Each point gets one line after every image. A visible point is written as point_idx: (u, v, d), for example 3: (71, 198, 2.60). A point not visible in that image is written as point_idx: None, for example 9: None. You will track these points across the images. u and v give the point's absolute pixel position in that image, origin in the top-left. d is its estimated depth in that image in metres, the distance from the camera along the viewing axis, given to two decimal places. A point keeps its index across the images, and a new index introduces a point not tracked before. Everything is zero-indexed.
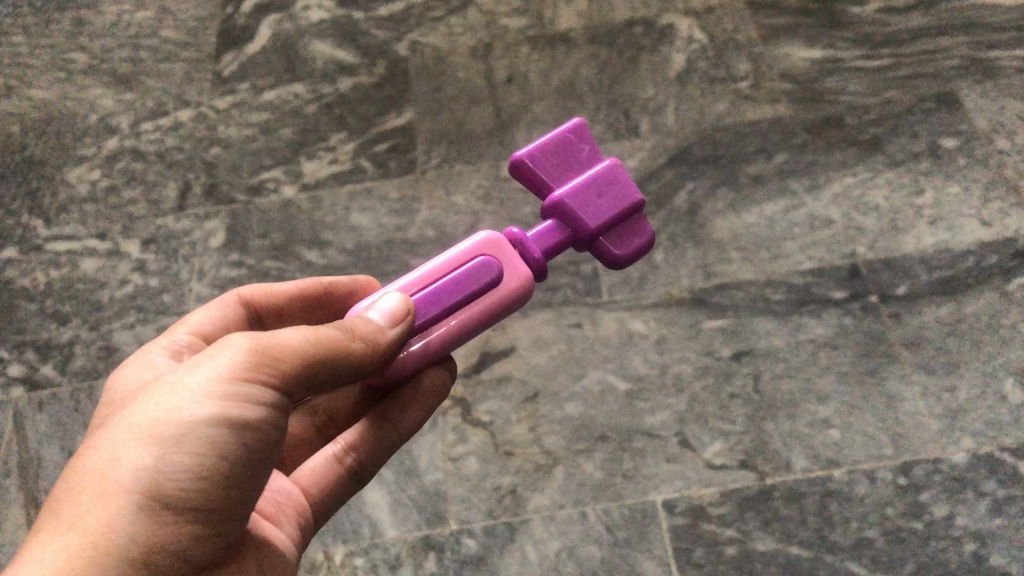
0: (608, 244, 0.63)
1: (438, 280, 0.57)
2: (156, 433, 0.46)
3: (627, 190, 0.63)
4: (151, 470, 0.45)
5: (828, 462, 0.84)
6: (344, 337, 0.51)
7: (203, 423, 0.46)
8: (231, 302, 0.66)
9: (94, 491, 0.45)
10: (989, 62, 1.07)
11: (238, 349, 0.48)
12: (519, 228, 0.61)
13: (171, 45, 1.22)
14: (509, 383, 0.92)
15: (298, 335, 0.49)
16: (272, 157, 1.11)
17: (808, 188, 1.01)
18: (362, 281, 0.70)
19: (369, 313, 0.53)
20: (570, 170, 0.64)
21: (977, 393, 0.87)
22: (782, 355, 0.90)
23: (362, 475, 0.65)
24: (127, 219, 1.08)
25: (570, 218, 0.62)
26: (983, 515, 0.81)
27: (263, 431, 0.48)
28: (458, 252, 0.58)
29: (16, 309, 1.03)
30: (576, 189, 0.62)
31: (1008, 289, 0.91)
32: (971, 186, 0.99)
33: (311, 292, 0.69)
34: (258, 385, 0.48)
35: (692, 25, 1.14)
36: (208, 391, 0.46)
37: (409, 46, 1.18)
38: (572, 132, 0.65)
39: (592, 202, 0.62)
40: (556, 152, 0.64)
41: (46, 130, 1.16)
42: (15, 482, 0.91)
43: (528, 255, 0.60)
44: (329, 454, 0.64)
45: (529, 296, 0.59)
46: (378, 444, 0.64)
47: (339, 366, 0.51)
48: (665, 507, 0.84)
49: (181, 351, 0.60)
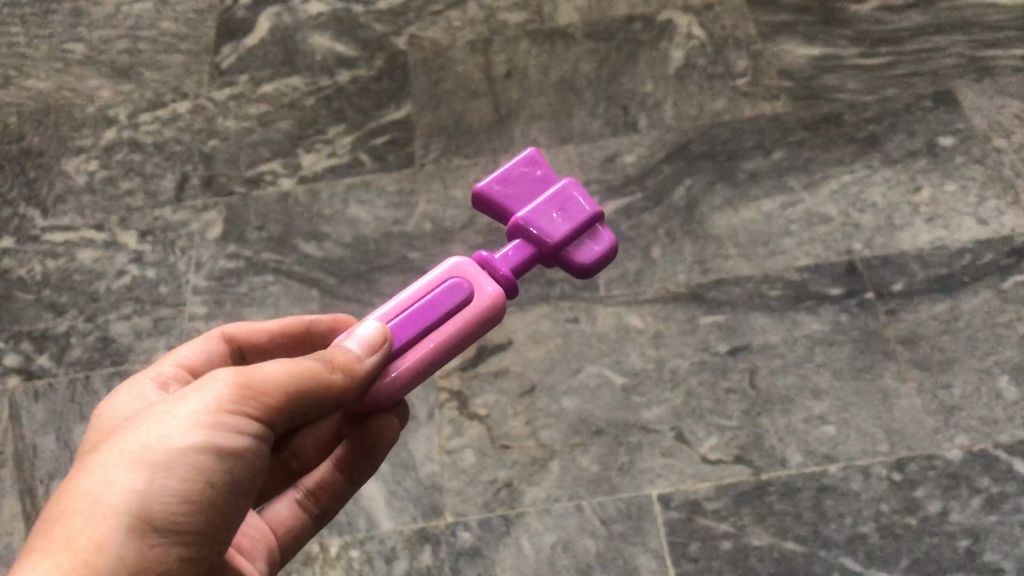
0: (572, 254, 0.64)
1: (412, 307, 0.56)
2: (147, 458, 0.46)
3: (584, 203, 0.64)
4: (141, 494, 0.45)
5: (823, 458, 0.85)
6: (322, 369, 0.52)
7: (192, 450, 0.47)
8: (215, 337, 0.66)
9: (85, 513, 0.45)
10: (986, 62, 1.08)
11: (224, 381, 0.49)
12: (486, 252, 0.61)
13: (170, 36, 1.22)
14: (506, 376, 0.92)
15: (280, 368, 0.50)
16: (271, 150, 1.11)
17: (806, 184, 1.01)
18: (341, 319, 0.70)
19: (346, 342, 0.53)
20: (529, 194, 0.66)
21: (972, 390, 0.87)
22: (779, 350, 0.91)
23: (324, 518, 0.67)
24: (125, 210, 1.08)
25: (532, 235, 0.63)
26: (977, 512, 0.82)
27: (247, 461, 0.49)
28: (430, 277, 0.58)
29: (12, 299, 1.02)
30: (534, 208, 0.64)
31: (1003, 287, 0.92)
32: (969, 184, 0.99)
33: (292, 330, 0.68)
34: (243, 415, 0.49)
35: (691, 22, 1.15)
36: (197, 420, 0.47)
37: (408, 40, 1.18)
38: (526, 161, 0.67)
39: (552, 217, 0.63)
40: (512, 180, 0.66)
41: (44, 121, 1.16)
42: (10, 471, 0.91)
43: (495, 272, 0.60)
44: (294, 498, 0.66)
45: (503, 313, 0.58)
46: (339, 490, 0.66)
47: (320, 399, 0.51)
48: (661, 501, 0.84)
49: (167, 383, 0.61)
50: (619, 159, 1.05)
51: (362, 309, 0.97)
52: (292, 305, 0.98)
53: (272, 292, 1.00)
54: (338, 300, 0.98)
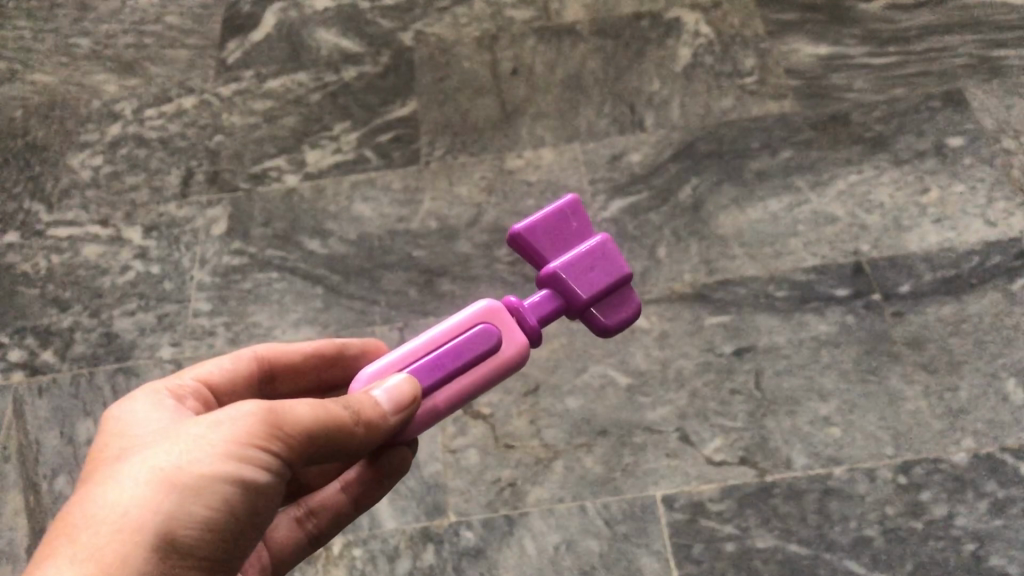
0: (598, 314, 0.62)
1: (439, 348, 0.55)
2: (174, 480, 0.45)
3: (617, 264, 0.62)
4: (167, 514, 0.44)
5: (828, 460, 0.84)
6: (348, 418, 0.50)
7: (220, 479, 0.46)
8: (246, 357, 0.65)
9: (110, 526, 0.44)
10: (996, 62, 1.07)
11: (254, 414, 0.48)
12: (516, 297, 0.59)
13: (176, 31, 1.22)
14: (511, 376, 0.91)
15: (309, 409, 0.49)
16: (276, 145, 1.10)
17: (813, 185, 1.00)
18: (372, 343, 0.71)
19: (374, 390, 0.52)
20: (565, 244, 0.62)
21: (979, 393, 0.86)
22: (784, 352, 0.90)
23: (318, 540, 0.65)
24: (130, 205, 1.07)
25: (563, 289, 0.60)
26: (983, 516, 0.81)
27: (266, 496, 0.48)
28: (457, 320, 0.56)
29: (17, 294, 1.02)
30: (570, 261, 0.61)
31: (1011, 289, 0.91)
32: (977, 185, 0.98)
33: (323, 351, 0.68)
34: (269, 452, 0.47)
35: (699, 20, 1.14)
36: (226, 450, 0.46)
37: (413, 36, 1.18)
38: (566, 208, 0.63)
39: (585, 275, 0.61)
40: (550, 226, 0.62)
41: (49, 115, 1.16)
42: (15, 466, 0.91)
43: (524, 323, 0.58)
44: (292, 515, 0.65)
45: (524, 363, 0.58)
46: (341, 512, 0.65)
47: (339, 447, 0.50)
48: (664, 502, 0.84)
49: (183, 395, 0.59)
50: (625, 158, 1.04)
51: (367, 306, 0.97)
52: (296, 303, 0.98)
53: (276, 289, 0.99)
54: (342, 297, 0.98)
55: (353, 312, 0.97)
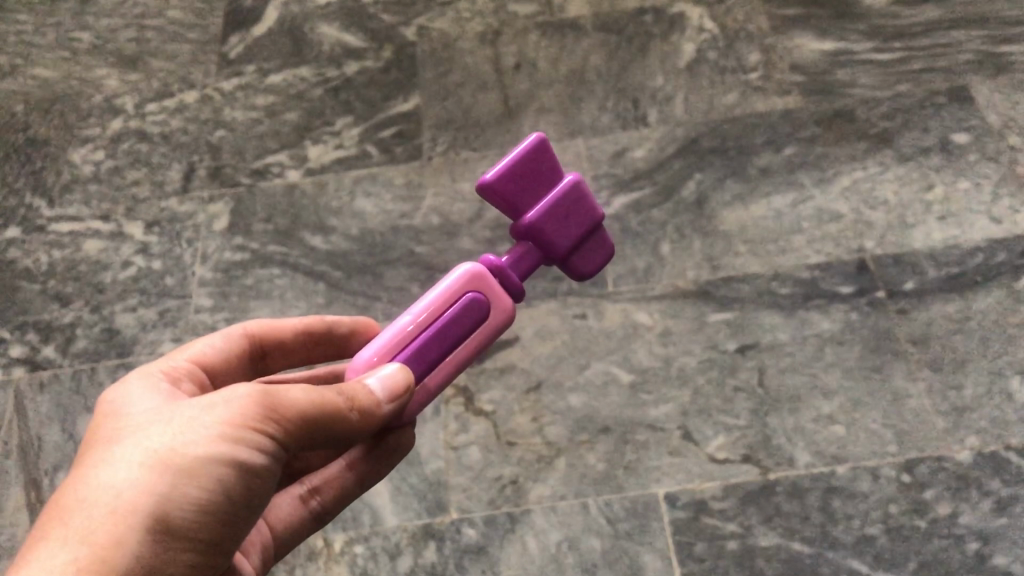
0: (576, 261, 0.62)
1: (428, 327, 0.55)
2: (169, 461, 0.45)
3: (591, 208, 0.61)
4: (161, 497, 0.44)
5: (831, 458, 0.84)
6: (342, 404, 0.49)
7: (214, 461, 0.45)
8: (237, 335, 0.65)
9: (104, 507, 0.44)
10: (1002, 57, 1.06)
11: (248, 396, 0.47)
12: (495, 256, 0.59)
13: (177, 26, 1.21)
14: (513, 372, 0.91)
15: (305, 394, 0.48)
16: (278, 141, 1.10)
17: (817, 181, 1.00)
18: (361, 322, 0.70)
19: (368, 378, 0.51)
20: (537, 190, 0.60)
21: (983, 392, 0.86)
22: (788, 349, 0.90)
23: (324, 517, 0.64)
24: (131, 200, 1.07)
25: (541, 241, 0.60)
26: (987, 515, 0.81)
27: (263, 478, 0.48)
28: (443, 291, 0.55)
29: (18, 290, 1.02)
30: (547, 211, 0.59)
31: (1016, 287, 0.91)
32: (982, 182, 0.97)
33: (313, 329, 0.68)
34: (264, 434, 0.47)
35: (703, 15, 1.13)
36: (219, 432, 0.46)
37: (416, 31, 1.17)
38: (534, 150, 0.59)
39: (562, 224, 0.60)
40: (521, 173, 0.59)
41: (51, 109, 1.15)
42: (16, 462, 0.90)
43: (508, 282, 0.59)
44: (296, 493, 0.64)
45: (512, 322, 0.58)
46: (346, 490, 0.64)
47: (334, 431, 0.50)
48: (666, 500, 0.83)
49: (178, 377, 0.58)
50: (628, 153, 1.04)
51: (369, 302, 0.96)
52: (298, 299, 0.98)
53: (278, 285, 0.99)
54: (344, 294, 0.97)
55: (355, 308, 0.96)
